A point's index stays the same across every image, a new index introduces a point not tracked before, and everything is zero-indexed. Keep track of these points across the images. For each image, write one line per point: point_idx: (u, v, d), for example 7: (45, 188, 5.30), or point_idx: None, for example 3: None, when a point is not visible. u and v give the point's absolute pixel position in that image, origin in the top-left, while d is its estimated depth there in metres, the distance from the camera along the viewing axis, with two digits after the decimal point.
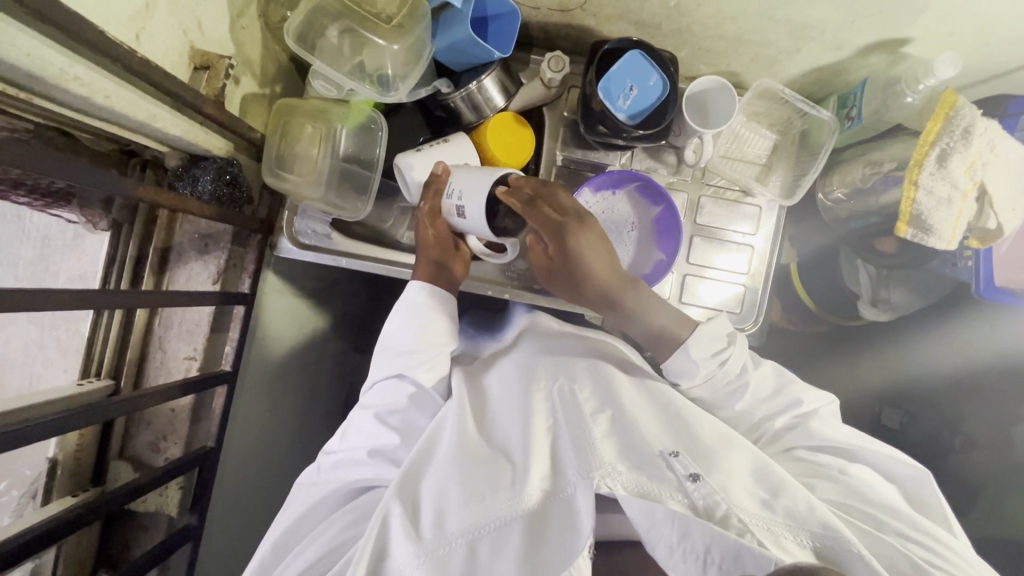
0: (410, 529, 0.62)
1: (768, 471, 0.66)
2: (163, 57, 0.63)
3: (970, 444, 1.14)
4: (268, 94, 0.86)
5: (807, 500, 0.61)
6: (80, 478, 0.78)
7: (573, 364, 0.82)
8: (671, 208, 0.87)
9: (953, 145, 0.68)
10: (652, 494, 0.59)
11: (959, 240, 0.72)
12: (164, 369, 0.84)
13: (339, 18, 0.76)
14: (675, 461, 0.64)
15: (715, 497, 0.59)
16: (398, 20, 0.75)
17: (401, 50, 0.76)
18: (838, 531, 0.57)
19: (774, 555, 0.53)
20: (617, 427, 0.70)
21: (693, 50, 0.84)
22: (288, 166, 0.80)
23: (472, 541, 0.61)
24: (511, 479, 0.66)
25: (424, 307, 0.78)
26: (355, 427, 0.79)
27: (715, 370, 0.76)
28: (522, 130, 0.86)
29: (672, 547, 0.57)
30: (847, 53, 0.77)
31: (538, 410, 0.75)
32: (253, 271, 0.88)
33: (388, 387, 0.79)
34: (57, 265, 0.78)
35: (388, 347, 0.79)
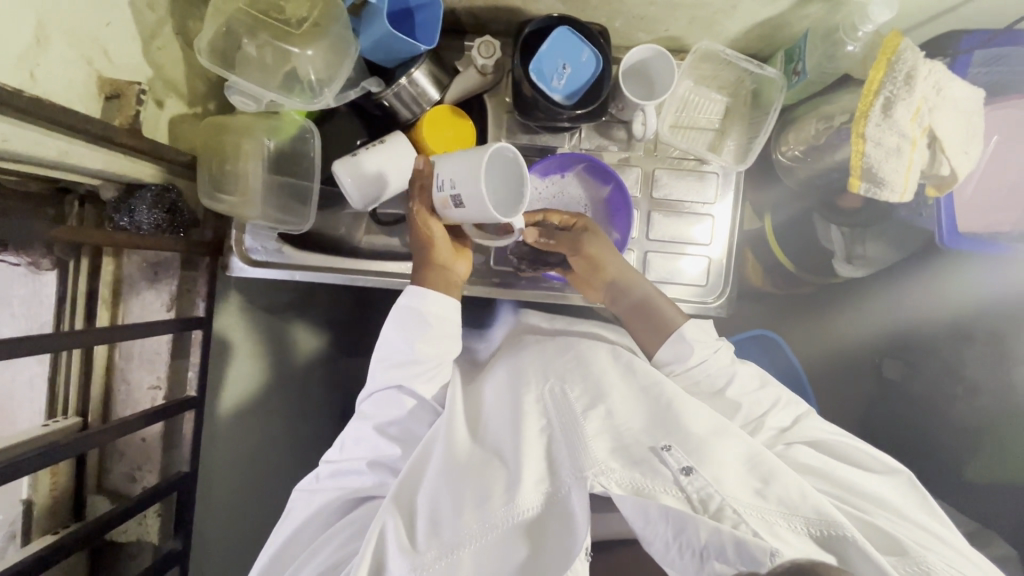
0: (405, 541, 0.62)
1: (762, 458, 0.65)
2: (66, 91, 0.62)
3: (972, 390, 1.10)
4: (200, 113, 0.85)
5: (798, 484, 0.61)
6: (61, 514, 0.80)
7: (562, 364, 0.80)
8: (621, 186, 0.85)
9: (897, 92, 0.65)
10: (646, 491, 0.58)
11: (915, 191, 0.68)
12: (130, 400, 0.85)
13: (250, 27, 0.73)
14: (667, 455, 0.63)
15: (708, 489, 0.58)
16: (312, 20, 0.73)
17: (318, 55, 0.75)
18: (834, 519, 0.58)
19: (768, 545, 0.53)
20: (609, 423, 0.68)
21: (627, 20, 0.81)
22: (223, 186, 0.79)
23: (471, 551, 0.60)
24: (505, 483, 0.65)
25: (424, 314, 0.77)
26: (353, 435, 0.78)
27: (709, 355, 0.79)
28: (460, 121, 0.84)
29: (668, 541, 0.57)
30: (785, 5, 0.73)
31: (530, 413, 0.72)
32: (207, 296, 0.87)
33: (386, 398, 0.77)
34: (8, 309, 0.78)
35: (386, 355, 0.78)
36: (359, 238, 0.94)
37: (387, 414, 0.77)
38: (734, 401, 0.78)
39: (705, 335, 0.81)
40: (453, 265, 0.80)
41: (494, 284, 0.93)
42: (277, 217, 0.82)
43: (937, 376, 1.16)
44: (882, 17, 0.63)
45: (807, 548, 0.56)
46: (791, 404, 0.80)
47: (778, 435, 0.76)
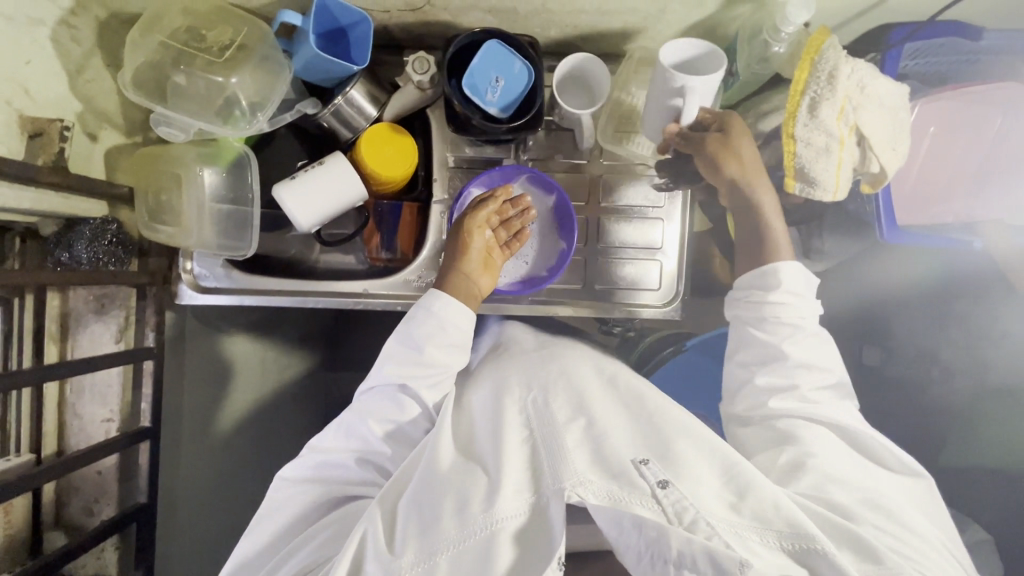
0: (383, 549, 0.60)
1: (737, 469, 0.63)
2: None
3: (948, 372, 1.07)
4: (139, 143, 0.84)
5: (774, 496, 0.60)
6: (16, 553, 0.78)
7: (545, 374, 0.79)
8: (564, 198, 0.85)
9: (821, 92, 0.64)
10: (622, 501, 0.57)
11: (847, 189, 0.68)
12: (84, 433, 0.85)
13: (173, 57, 0.72)
14: (645, 468, 0.62)
15: (684, 502, 0.57)
16: (237, 44, 0.73)
17: (246, 81, 0.75)
18: (807, 529, 0.57)
19: (739, 555, 0.53)
20: (591, 435, 0.67)
21: (561, 29, 0.81)
22: (161, 217, 0.78)
23: (449, 558, 0.58)
24: (484, 491, 0.63)
25: (440, 317, 0.76)
26: (346, 424, 0.74)
27: (789, 301, 0.74)
28: (400, 138, 0.84)
29: (640, 553, 0.57)
30: (712, 8, 0.73)
31: (512, 426, 0.71)
32: (156, 324, 0.86)
33: (386, 395, 0.75)
34: None
35: (397, 350, 0.76)
36: (315, 255, 0.95)
37: (382, 411, 0.74)
38: (785, 351, 0.73)
39: (801, 287, 0.75)
40: (476, 278, 0.81)
41: None
42: (217, 242, 0.81)
43: (910, 363, 1.11)
44: (801, 18, 0.63)
45: (778, 562, 0.55)
46: (838, 385, 0.75)
47: (807, 409, 0.71)
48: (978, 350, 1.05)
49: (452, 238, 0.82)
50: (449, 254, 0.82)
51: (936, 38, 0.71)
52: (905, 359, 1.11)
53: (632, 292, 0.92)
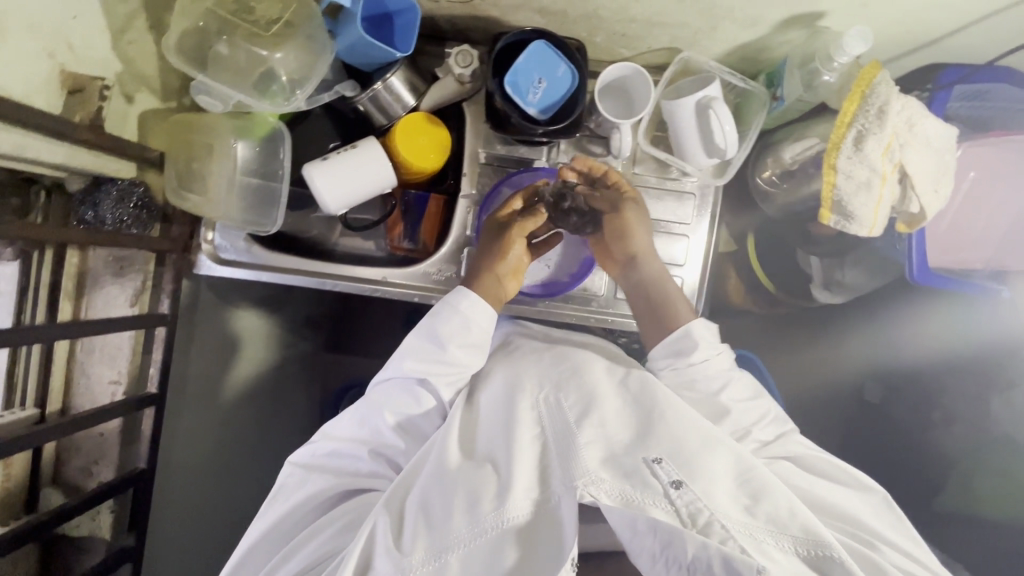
0: (393, 542, 0.61)
1: (753, 473, 0.63)
2: (26, 83, 0.61)
3: (949, 419, 1.09)
4: (173, 108, 0.83)
5: (789, 505, 0.60)
6: (12, 507, 0.78)
7: (559, 370, 0.76)
8: (592, 205, 0.84)
9: (868, 126, 0.64)
10: (636, 503, 0.57)
11: (883, 226, 0.68)
12: (90, 394, 0.84)
13: (219, 29, 0.72)
14: (658, 467, 0.61)
15: (697, 504, 0.57)
16: (284, 22, 0.73)
17: (289, 58, 0.74)
18: (822, 537, 0.57)
19: (756, 563, 0.51)
20: (603, 432, 0.67)
21: (608, 36, 0.80)
22: (189, 184, 0.78)
23: (460, 555, 0.59)
24: (494, 489, 0.63)
25: (465, 318, 0.76)
26: (361, 415, 0.75)
27: (712, 357, 0.78)
28: (436, 130, 0.83)
29: (655, 554, 0.57)
30: (765, 30, 0.72)
31: (525, 421, 0.70)
32: (172, 291, 0.86)
33: (405, 389, 0.75)
34: None
35: (416, 347, 0.76)
36: (334, 240, 0.94)
37: (400, 406, 0.75)
38: (724, 406, 0.76)
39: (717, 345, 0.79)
40: (505, 282, 0.81)
41: None
42: (243, 217, 0.81)
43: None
44: (857, 50, 0.62)
45: (794, 568, 0.55)
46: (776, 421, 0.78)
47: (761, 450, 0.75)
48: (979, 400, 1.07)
49: (487, 238, 0.82)
50: (481, 254, 0.81)
51: (987, 82, 0.70)
52: (906, 403, 1.16)
53: None
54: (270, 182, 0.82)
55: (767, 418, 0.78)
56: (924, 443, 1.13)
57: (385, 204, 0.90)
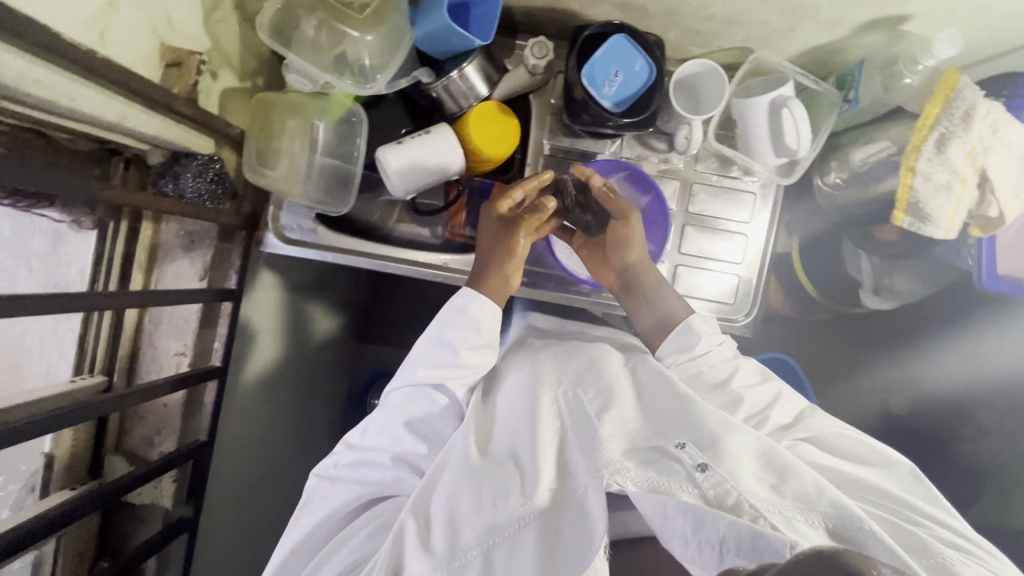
0: (424, 540, 0.60)
1: (776, 454, 0.61)
2: (132, 54, 0.62)
3: (979, 433, 1.12)
4: (249, 87, 0.85)
5: (816, 481, 0.57)
6: (79, 472, 0.80)
7: (577, 370, 0.77)
8: (660, 199, 0.84)
9: (953, 129, 0.65)
10: (663, 488, 0.56)
11: (958, 230, 0.69)
12: (155, 365, 0.85)
13: (311, 12, 0.73)
14: (682, 452, 0.60)
15: (725, 485, 0.55)
16: (373, 7, 0.73)
17: (375, 41, 0.75)
18: (852, 511, 0.53)
19: (788, 538, 0.48)
20: (624, 425, 0.66)
21: (682, 33, 0.81)
22: (268, 161, 0.80)
23: (486, 548, 0.58)
24: (521, 482, 0.63)
25: (473, 319, 0.76)
26: (378, 424, 0.74)
27: (713, 347, 0.78)
28: (507, 119, 0.84)
29: (686, 538, 0.55)
30: (845, 32, 0.73)
31: (545, 414, 0.70)
32: (239, 267, 0.88)
33: (419, 394, 0.74)
34: (68, 257, 0.78)
35: (427, 351, 0.75)
36: (391, 225, 0.93)
37: (417, 410, 0.74)
38: (737, 393, 0.74)
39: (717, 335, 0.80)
40: (512, 279, 0.80)
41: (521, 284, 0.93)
42: (318, 197, 0.83)
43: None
44: (946, 53, 0.65)
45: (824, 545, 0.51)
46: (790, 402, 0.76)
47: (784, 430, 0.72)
48: (1014, 412, 1.09)
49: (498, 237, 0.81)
50: (495, 252, 0.80)
51: None
52: (935, 413, 1.18)
53: (704, 304, 0.91)
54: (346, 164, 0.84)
55: (784, 396, 0.76)
56: (952, 455, 1.14)
57: (451, 190, 0.92)
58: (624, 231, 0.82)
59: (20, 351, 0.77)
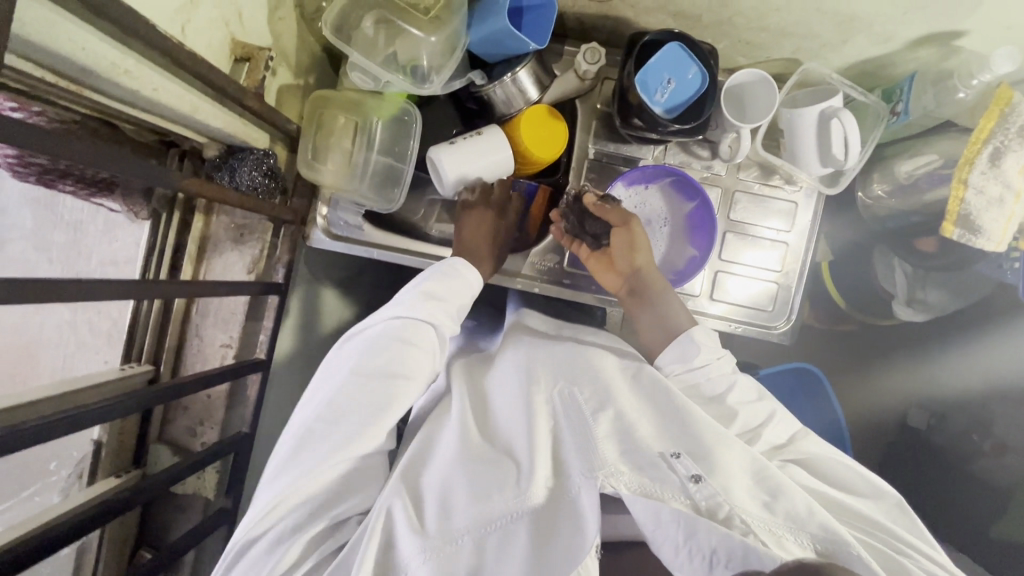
0: (416, 524, 0.56)
1: (769, 470, 0.59)
2: (207, 48, 0.64)
3: (1000, 448, 1.09)
4: (303, 84, 0.87)
5: (807, 502, 0.55)
6: (123, 460, 0.82)
7: (575, 365, 0.73)
8: (706, 204, 0.85)
9: (1008, 142, 0.70)
10: (656, 493, 0.55)
11: (1009, 241, 0.75)
12: (201, 356, 0.87)
13: (377, 12, 0.75)
14: (677, 462, 0.58)
15: (718, 498, 0.53)
16: (435, 12, 0.75)
17: (437, 43, 0.76)
18: (842, 536, 0.51)
19: (778, 553, 0.48)
20: (621, 426, 0.62)
21: (733, 43, 0.83)
22: (323, 157, 0.83)
23: (474, 542, 0.56)
24: (516, 478, 0.60)
25: (461, 273, 0.76)
26: (365, 357, 0.66)
27: (712, 360, 0.75)
28: (556, 124, 0.85)
29: (677, 546, 0.53)
30: (896, 46, 0.75)
31: (539, 412, 0.67)
32: (286, 262, 0.88)
33: (413, 329, 0.69)
34: (91, 249, 0.83)
35: (419, 292, 0.72)
36: (434, 225, 0.93)
37: (412, 342, 0.68)
38: (734, 410, 0.72)
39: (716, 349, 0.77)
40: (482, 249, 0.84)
41: (562, 284, 0.93)
42: (370, 194, 0.86)
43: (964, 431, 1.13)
44: (1004, 69, 0.67)
45: None
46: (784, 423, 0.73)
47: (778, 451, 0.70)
48: None
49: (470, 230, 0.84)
50: (472, 246, 0.83)
51: None
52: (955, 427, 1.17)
53: (741, 310, 0.92)
54: (398, 163, 0.86)
55: (776, 417, 0.73)
56: (962, 473, 1.12)
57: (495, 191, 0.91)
58: (636, 236, 0.81)
59: (40, 341, 0.83)
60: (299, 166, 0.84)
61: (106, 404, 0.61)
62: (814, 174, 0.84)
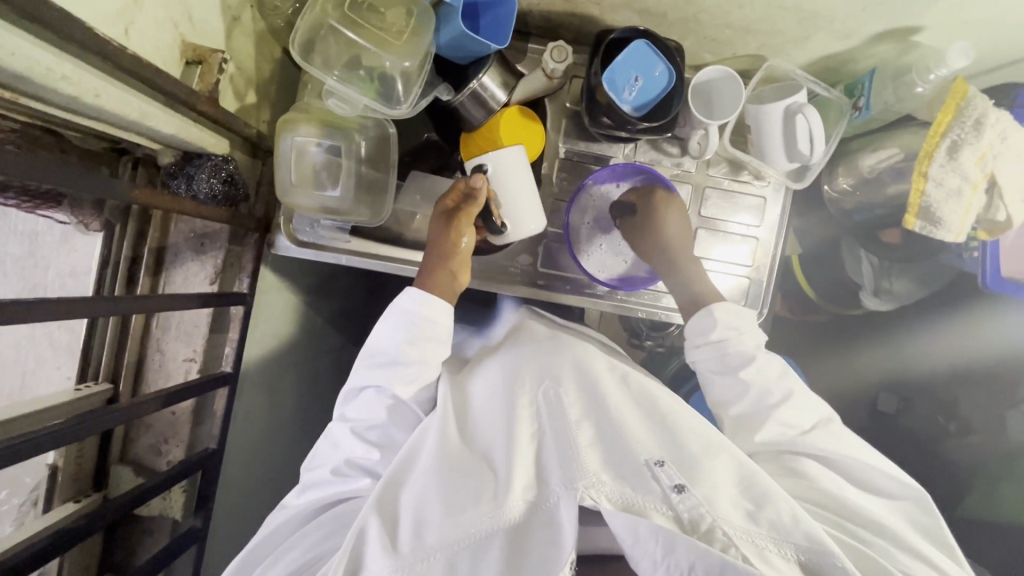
0: (388, 541, 0.56)
1: (755, 473, 0.61)
2: (155, 50, 0.61)
3: (965, 430, 1.14)
4: (262, 87, 0.84)
5: (792, 509, 0.57)
6: (82, 483, 0.79)
7: (560, 365, 0.73)
8: (677, 202, 0.86)
9: (964, 136, 0.72)
10: (636, 507, 0.54)
11: (969, 231, 0.77)
12: (164, 372, 0.83)
13: (336, 23, 0.72)
14: (660, 471, 0.58)
15: (701, 509, 0.54)
16: (408, 34, 0.73)
17: (412, 65, 0.74)
18: (825, 544, 0.54)
19: (757, 572, 0.49)
20: (604, 434, 0.63)
21: (698, 40, 0.83)
22: (301, 176, 0.79)
23: (447, 557, 0.55)
24: (493, 489, 0.60)
25: (418, 316, 0.71)
26: (333, 437, 0.71)
27: (731, 336, 0.76)
28: (531, 125, 0.84)
29: (656, 560, 0.53)
30: (857, 41, 0.76)
31: (522, 418, 0.67)
32: (251, 271, 0.86)
33: (369, 400, 0.70)
34: (46, 260, 0.79)
35: (375, 354, 0.71)
36: (411, 229, 0.90)
37: (366, 415, 0.70)
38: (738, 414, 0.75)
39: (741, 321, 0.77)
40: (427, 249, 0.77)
41: (536, 287, 0.91)
42: (358, 207, 0.83)
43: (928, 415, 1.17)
44: (959, 63, 0.68)
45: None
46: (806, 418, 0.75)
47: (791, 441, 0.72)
48: (997, 410, 1.12)
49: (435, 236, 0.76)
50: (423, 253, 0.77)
51: None
52: (922, 412, 1.20)
53: None
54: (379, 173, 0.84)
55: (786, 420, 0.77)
56: (938, 454, 1.16)
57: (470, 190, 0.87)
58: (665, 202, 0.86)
59: None
60: (278, 194, 0.79)
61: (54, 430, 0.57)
62: (781, 170, 0.85)
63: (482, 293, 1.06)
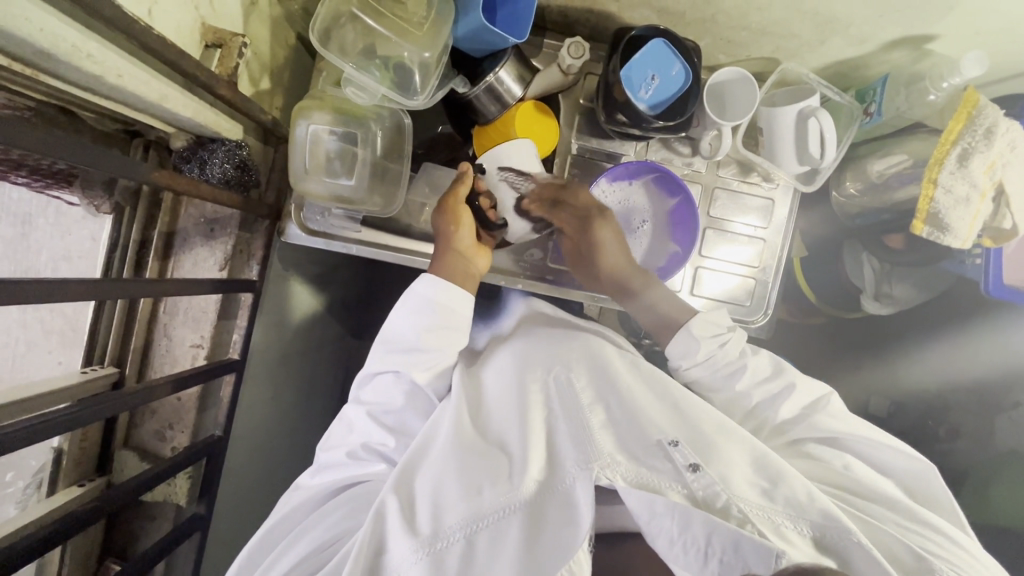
0: (408, 523, 0.56)
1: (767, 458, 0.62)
2: (175, 31, 0.61)
3: (954, 433, 1.15)
4: (276, 74, 0.83)
5: (805, 486, 0.59)
6: (86, 467, 0.79)
7: (568, 351, 0.73)
8: (689, 201, 0.85)
9: (974, 144, 0.74)
10: (652, 485, 0.57)
11: (975, 239, 0.78)
12: (171, 356, 0.83)
13: (357, 11, 0.72)
14: (674, 450, 0.60)
15: (715, 487, 0.56)
16: (430, 26, 0.73)
17: (432, 56, 0.74)
18: (842, 524, 0.55)
19: (774, 547, 0.51)
20: (616, 417, 0.65)
21: (714, 40, 0.84)
22: (315, 166, 0.78)
23: (466, 538, 0.55)
24: (508, 471, 0.61)
25: (436, 304, 0.70)
26: (350, 418, 0.72)
27: (715, 350, 0.75)
28: (544, 119, 0.84)
29: (673, 538, 0.54)
30: (872, 47, 0.77)
31: (535, 402, 0.68)
32: (260, 259, 0.86)
33: (385, 384, 0.71)
34: (39, 242, 0.76)
35: (390, 339, 0.72)
36: (420, 221, 0.89)
37: (382, 399, 0.71)
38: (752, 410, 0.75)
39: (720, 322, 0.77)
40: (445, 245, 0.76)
41: (544, 281, 0.91)
42: (369, 196, 0.82)
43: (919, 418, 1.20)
44: (972, 73, 0.70)
45: (811, 552, 0.53)
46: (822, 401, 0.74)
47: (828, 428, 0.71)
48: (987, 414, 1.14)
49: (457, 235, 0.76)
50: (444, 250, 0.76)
51: None
52: (913, 413, 1.21)
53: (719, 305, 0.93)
54: (392, 164, 0.84)
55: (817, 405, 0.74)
56: (929, 456, 1.17)
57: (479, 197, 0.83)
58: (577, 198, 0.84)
59: None
60: (290, 179, 0.79)
61: (67, 411, 0.57)
62: (791, 172, 0.86)
63: (486, 286, 1.05)
